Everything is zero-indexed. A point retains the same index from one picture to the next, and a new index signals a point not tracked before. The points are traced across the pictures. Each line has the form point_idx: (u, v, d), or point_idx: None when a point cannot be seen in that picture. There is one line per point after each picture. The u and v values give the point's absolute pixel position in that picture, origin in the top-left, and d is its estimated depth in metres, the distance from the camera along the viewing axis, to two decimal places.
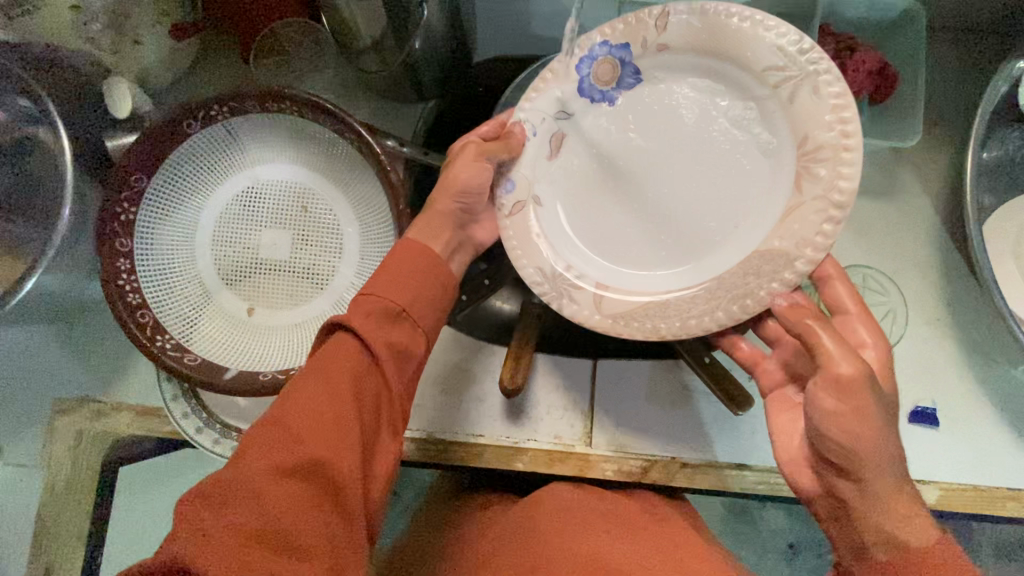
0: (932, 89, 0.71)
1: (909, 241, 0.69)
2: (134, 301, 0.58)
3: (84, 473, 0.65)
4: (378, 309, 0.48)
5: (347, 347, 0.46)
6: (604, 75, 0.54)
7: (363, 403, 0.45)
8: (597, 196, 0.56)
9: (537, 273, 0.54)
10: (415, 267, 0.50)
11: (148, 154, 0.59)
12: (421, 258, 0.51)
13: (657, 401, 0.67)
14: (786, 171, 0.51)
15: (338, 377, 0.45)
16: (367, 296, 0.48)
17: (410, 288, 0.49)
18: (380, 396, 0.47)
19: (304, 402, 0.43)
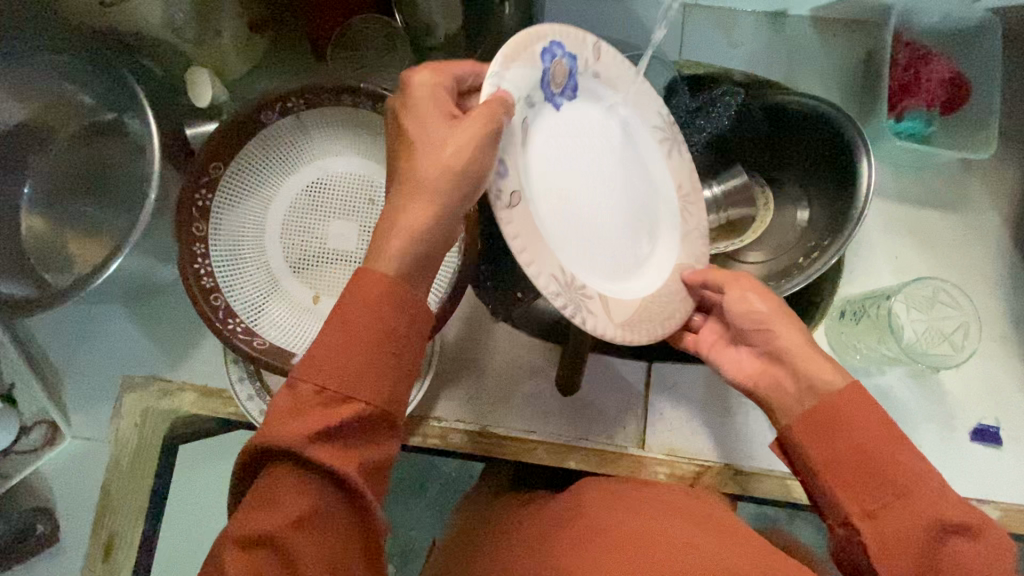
0: (1006, 101, 0.70)
1: (976, 254, 0.67)
2: (207, 284, 0.59)
3: (148, 449, 0.67)
4: (318, 422, 0.37)
5: (290, 480, 0.37)
6: (559, 75, 0.45)
7: (321, 542, 0.37)
8: (557, 195, 0.47)
9: (553, 283, 0.44)
10: (367, 348, 0.38)
11: (225, 144, 0.61)
12: (378, 333, 0.39)
13: (712, 407, 0.66)
14: (672, 207, 0.55)
15: (285, 531, 0.36)
16: (312, 411, 0.37)
17: (363, 380, 0.38)
18: (344, 523, 0.38)
19: (253, 561, 0.36)
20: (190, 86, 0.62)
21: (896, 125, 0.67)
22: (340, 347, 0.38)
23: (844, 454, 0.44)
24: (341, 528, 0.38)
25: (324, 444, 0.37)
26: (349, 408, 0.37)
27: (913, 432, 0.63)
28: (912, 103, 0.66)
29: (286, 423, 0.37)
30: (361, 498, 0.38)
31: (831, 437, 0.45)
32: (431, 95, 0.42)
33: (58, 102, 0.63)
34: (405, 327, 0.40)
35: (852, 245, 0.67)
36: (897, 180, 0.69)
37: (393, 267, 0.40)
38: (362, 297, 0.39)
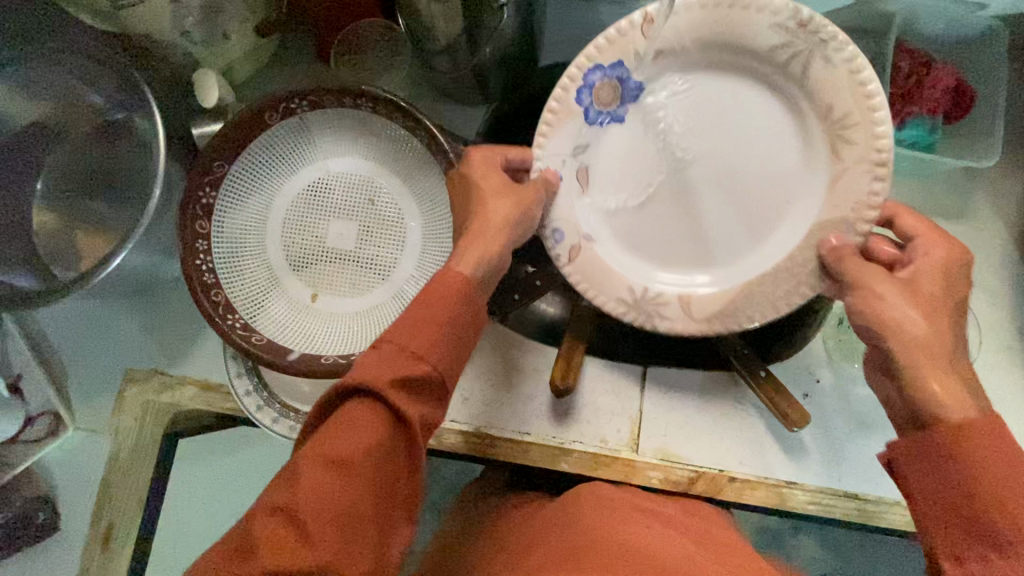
0: (1011, 109, 0.69)
1: (979, 263, 0.67)
2: (208, 280, 0.61)
3: (147, 441, 0.68)
4: (400, 370, 0.40)
5: (362, 413, 0.39)
6: (605, 97, 0.53)
7: (380, 478, 0.39)
8: (637, 195, 0.55)
9: (620, 304, 0.55)
10: (446, 316, 0.43)
11: (228, 144, 0.62)
12: (454, 303, 0.44)
13: (707, 413, 0.66)
14: (813, 140, 0.51)
15: (350, 458, 0.38)
16: (396, 358, 0.41)
17: (439, 342, 0.42)
18: (399, 468, 0.40)
19: (318, 478, 0.37)
20: (197, 87, 0.63)
21: (898, 133, 0.65)
22: (425, 314, 0.43)
23: (949, 489, 0.39)
24: (396, 472, 0.40)
25: (401, 388, 0.40)
26: (426, 364, 0.41)
27: None
28: (914, 112, 0.65)
29: (371, 364, 0.40)
30: (418, 447, 0.40)
31: (954, 490, 0.39)
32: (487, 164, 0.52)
33: (71, 102, 0.65)
34: (475, 305, 0.45)
35: None
36: (897, 188, 0.69)
37: (471, 268, 0.47)
38: (451, 283, 0.45)
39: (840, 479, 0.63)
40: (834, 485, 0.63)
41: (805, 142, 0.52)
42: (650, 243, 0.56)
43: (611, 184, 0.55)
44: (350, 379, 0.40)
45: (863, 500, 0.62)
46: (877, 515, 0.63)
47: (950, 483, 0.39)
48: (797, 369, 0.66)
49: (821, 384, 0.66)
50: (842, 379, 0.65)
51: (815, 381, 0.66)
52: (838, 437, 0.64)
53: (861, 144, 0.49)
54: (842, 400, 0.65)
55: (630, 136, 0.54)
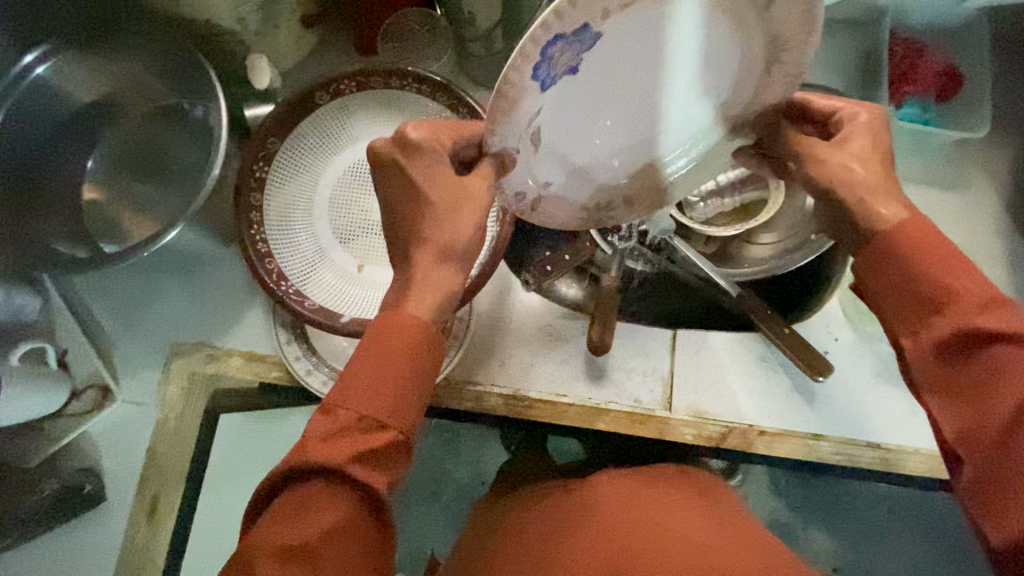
0: (995, 92, 0.76)
1: (976, 228, 0.72)
2: (262, 249, 0.64)
3: (190, 414, 0.70)
4: (358, 447, 0.44)
5: (322, 492, 0.43)
6: (563, 60, 0.41)
7: (347, 548, 0.44)
8: (579, 135, 0.51)
9: (578, 222, 0.58)
10: (392, 376, 0.45)
11: (282, 121, 0.67)
12: (400, 359, 0.45)
13: (738, 372, 0.69)
14: (750, 58, 0.49)
15: (312, 545, 0.43)
16: (351, 428, 0.44)
17: (387, 402, 0.45)
18: (360, 535, 0.44)
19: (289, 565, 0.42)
20: (250, 69, 0.67)
21: (897, 110, 0.72)
22: (375, 374, 0.45)
23: (907, 287, 0.45)
24: (362, 537, 0.44)
25: (360, 463, 0.43)
26: (381, 431, 0.44)
27: None
28: (911, 92, 0.73)
29: (323, 441, 0.44)
30: (383, 504, 0.45)
31: (908, 283, 0.45)
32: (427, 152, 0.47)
33: (138, 85, 0.69)
34: (423, 355, 0.46)
35: None
36: (900, 163, 0.74)
37: (428, 311, 0.47)
38: (402, 337, 0.46)
39: (864, 430, 0.67)
40: (859, 436, 0.67)
41: (742, 58, 0.49)
42: (592, 175, 0.55)
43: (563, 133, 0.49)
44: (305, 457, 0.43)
45: (884, 448, 0.66)
46: (898, 463, 0.66)
47: (904, 282, 0.45)
48: (817, 328, 0.70)
49: (840, 341, 0.69)
50: (861, 338, 0.69)
51: (834, 339, 0.69)
52: (860, 392, 0.68)
53: (799, 60, 0.48)
54: (859, 356, 0.69)
55: (581, 85, 0.46)
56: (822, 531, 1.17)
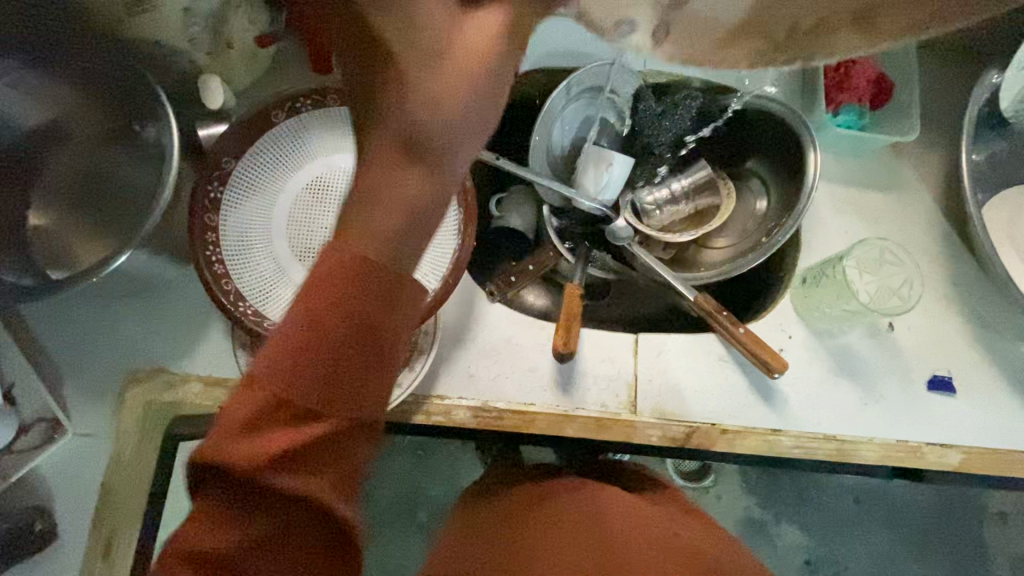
0: (925, 98, 0.81)
1: (916, 228, 0.76)
2: (218, 270, 0.64)
3: (149, 442, 0.68)
4: (280, 442, 0.35)
5: (243, 506, 0.36)
6: None
7: (272, 562, 0.36)
8: None
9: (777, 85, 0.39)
10: (336, 335, 0.36)
11: (236, 141, 0.67)
12: (345, 310, 0.36)
13: (696, 372, 0.71)
14: None
15: (231, 563, 0.36)
16: (279, 413, 0.36)
17: (330, 371, 0.36)
18: (295, 540, 0.36)
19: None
20: (202, 89, 0.67)
21: (834, 118, 0.77)
22: (317, 333, 0.36)
23: None
24: (304, 536, 0.37)
25: (282, 464, 0.35)
26: (316, 422, 0.36)
27: (879, 385, 0.71)
28: (844, 100, 0.77)
29: (237, 431, 0.35)
30: (329, 514, 0.36)
31: None
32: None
33: (85, 106, 0.67)
34: (375, 303, 0.36)
35: (806, 222, 0.76)
36: (839, 165, 0.79)
37: (375, 247, 0.37)
38: (338, 280, 0.36)
39: (820, 423, 0.70)
40: (815, 429, 0.69)
41: None
42: None
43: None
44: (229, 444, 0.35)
45: (840, 439, 0.69)
46: (853, 452, 0.69)
47: None
48: (772, 327, 0.72)
49: (793, 339, 0.72)
50: (814, 334, 0.72)
51: (788, 337, 0.72)
52: (814, 387, 0.71)
53: None
54: (813, 352, 0.72)
55: None
56: (794, 525, 1.21)
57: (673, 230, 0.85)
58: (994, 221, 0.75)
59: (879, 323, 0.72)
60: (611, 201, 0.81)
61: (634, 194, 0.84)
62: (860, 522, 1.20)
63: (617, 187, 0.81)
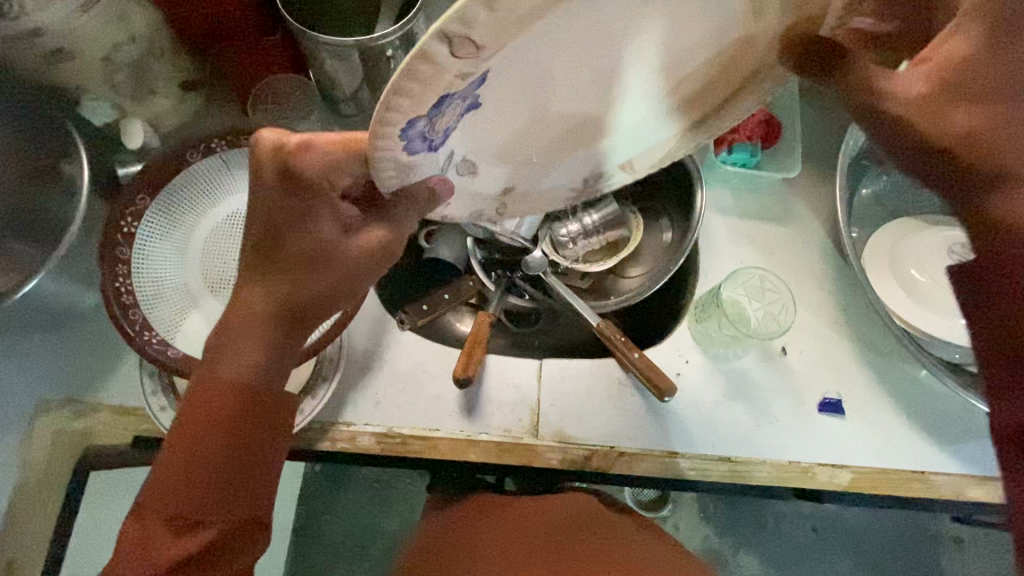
0: (814, 137, 0.87)
1: (806, 257, 0.81)
2: (126, 300, 0.65)
3: (56, 470, 0.69)
4: (231, 395, 0.51)
5: (217, 415, 0.51)
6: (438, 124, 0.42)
7: (240, 433, 0.52)
8: (509, 141, 0.53)
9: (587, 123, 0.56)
10: (197, 461, 0.50)
11: (154, 178, 0.69)
12: (225, 432, 0.51)
13: (597, 396, 0.74)
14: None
15: (209, 420, 0.51)
16: (237, 350, 0.51)
17: (198, 482, 0.50)
18: (229, 547, 0.53)
19: (188, 441, 0.50)
20: (122, 131, 0.71)
21: (726, 156, 0.82)
22: (179, 463, 0.50)
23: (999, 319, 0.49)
24: (253, 430, 0.52)
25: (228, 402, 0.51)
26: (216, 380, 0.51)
27: (771, 408, 0.74)
28: (736, 139, 0.82)
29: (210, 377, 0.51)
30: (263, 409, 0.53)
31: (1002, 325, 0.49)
32: (317, 189, 0.49)
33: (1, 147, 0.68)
34: (260, 407, 0.52)
35: (704, 252, 0.81)
36: (736, 200, 0.84)
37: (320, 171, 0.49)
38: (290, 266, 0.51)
39: (716, 446, 0.72)
40: (710, 452, 0.71)
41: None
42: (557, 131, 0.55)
43: (483, 146, 0.52)
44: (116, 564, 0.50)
45: (734, 461, 0.71)
46: (746, 475, 0.71)
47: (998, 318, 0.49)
48: (670, 353, 0.76)
49: (690, 364, 0.75)
50: (709, 359, 0.75)
51: (685, 362, 0.75)
52: (711, 411, 0.73)
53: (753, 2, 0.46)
54: (708, 376, 0.75)
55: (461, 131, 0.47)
56: (752, 554, 1.20)
57: (589, 261, 0.89)
58: (876, 250, 0.80)
59: (771, 348, 0.76)
60: (530, 235, 0.86)
61: (551, 227, 0.88)
62: (820, 554, 1.19)
63: (535, 221, 0.85)
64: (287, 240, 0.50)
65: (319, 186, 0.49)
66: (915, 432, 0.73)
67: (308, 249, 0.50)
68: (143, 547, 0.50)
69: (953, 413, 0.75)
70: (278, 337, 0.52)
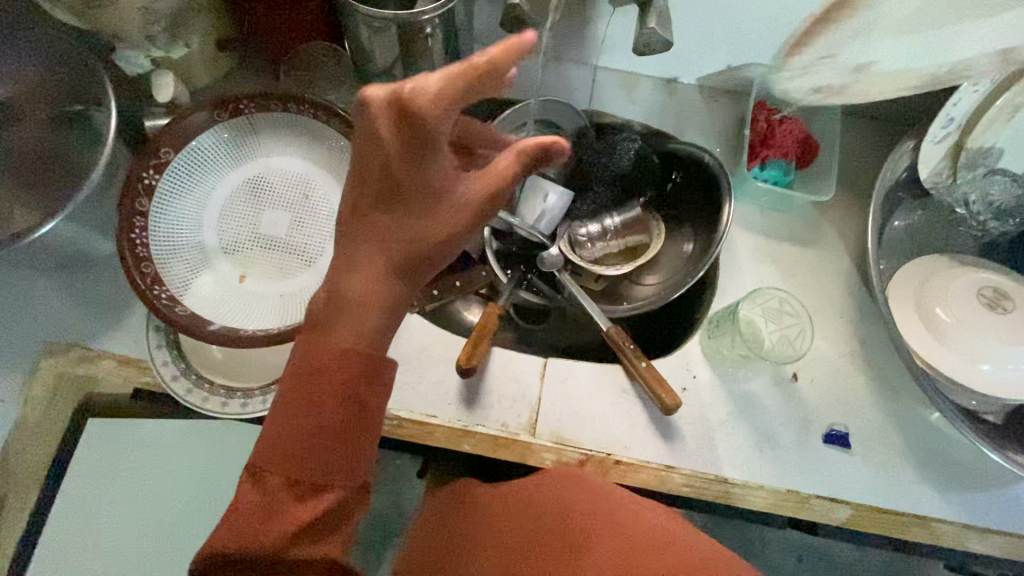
0: (850, 162, 0.84)
1: (829, 284, 0.79)
2: (140, 252, 0.65)
3: (53, 419, 0.71)
4: (348, 338, 0.48)
5: (332, 360, 0.47)
6: None
7: (353, 381, 0.48)
8: None
9: None
10: (312, 411, 0.47)
11: (179, 135, 0.69)
12: (341, 385, 0.47)
13: (598, 400, 0.73)
14: None
15: (324, 366, 0.47)
16: (353, 291, 0.48)
17: (314, 431, 0.47)
18: (333, 516, 0.48)
19: (303, 392, 0.47)
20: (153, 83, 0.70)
21: (760, 172, 0.80)
22: (292, 415, 0.47)
23: None
24: (367, 378, 0.48)
25: (344, 346, 0.48)
26: (333, 328, 0.48)
27: (776, 433, 0.72)
28: (770, 156, 0.80)
29: (327, 322, 0.48)
30: (378, 357, 0.49)
31: None
32: (430, 130, 0.44)
33: (45, 93, 0.69)
34: (372, 358, 0.48)
35: (722, 268, 0.80)
36: (762, 218, 0.82)
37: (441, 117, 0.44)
38: (415, 223, 0.48)
39: (713, 464, 0.70)
40: (708, 470, 0.70)
41: None
42: None
43: None
44: (228, 522, 0.47)
45: (730, 483, 0.70)
46: (741, 498, 0.70)
47: None
48: (677, 366, 0.74)
49: (697, 379, 0.74)
50: (717, 377, 0.74)
51: (692, 376, 0.74)
52: (713, 430, 0.72)
53: None
54: (714, 393, 0.73)
55: None
56: None
57: (606, 264, 0.87)
58: (901, 285, 0.78)
59: (782, 372, 0.74)
60: (548, 231, 0.85)
61: (570, 226, 0.87)
62: None
63: (555, 217, 0.85)
64: (403, 189, 0.47)
65: (434, 126, 0.44)
66: (922, 475, 0.71)
67: (426, 190, 0.47)
68: (250, 508, 0.47)
69: (962, 460, 0.72)
70: (397, 284, 0.49)
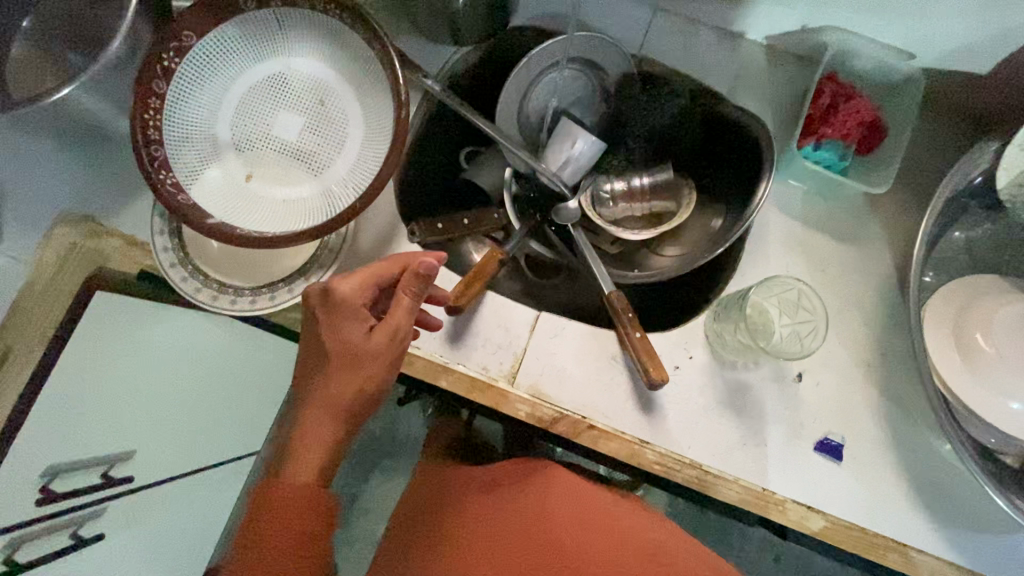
0: (918, 158, 0.75)
1: (862, 286, 0.72)
2: (151, 134, 0.65)
3: (65, 280, 0.70)
4: (298, 479, 0.53)
5: (281, 499, 0.53)
6: None
7: (302, 518, 0.53)
8: None
9: None
10: (270, 547, 0.51)
11: (203, 16, 0.66)
12: (299, 524, 0.52)
13: (584, 362, 0.70)
14: None
15: (279, 509, 0.52)
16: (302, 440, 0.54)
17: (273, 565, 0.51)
18: None
19: (258, 535, 0.52)
20: None
21: (813, 151, 0.72)
22: (252, 557, 0.51)
23: None
24: (310, 513, 0.53)
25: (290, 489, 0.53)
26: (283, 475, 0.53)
27: (763, 431, 0.68)
28: (828, 134, 0.72)
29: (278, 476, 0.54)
30: (321, 493, 0.54)
31: None
32: (350, 305, 0.55)
33: None
34: (317, 500, 0.54)
35: (746, 249, 0.74)
36: (803, 203, 0.74)
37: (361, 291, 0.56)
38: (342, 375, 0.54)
39: (690, 448, 0.68)
40: (682, 453, 0.68)
41: None
42: None
43: None
44: None
45: (704, 470, 0.67)
46: (713, 488, 0.67)
47: None
48: (674, 344, 0.70)
49: (692, 361, 0.70)
50: (714, 362, 0.70)
51: (688, 357, 0.70)
52: (697, 414, 0.68)
53: None
54: (707, 378, 0.69)
55: None
56: None
57: (624, 226, 0.83)
58: (943, 302, 0.70)
59: (786, 371, 0.69)
60: (571, 181, 0.79)
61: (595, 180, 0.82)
62: None
63: (581, 164, 0.79)
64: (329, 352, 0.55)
65: (351, 299, 0.55)
66: (913, 503, 0.67)
67: (346, 350, 0.54)
68: None
69: (964, 499, 0.67)
70: (336, 431, 0.55)
